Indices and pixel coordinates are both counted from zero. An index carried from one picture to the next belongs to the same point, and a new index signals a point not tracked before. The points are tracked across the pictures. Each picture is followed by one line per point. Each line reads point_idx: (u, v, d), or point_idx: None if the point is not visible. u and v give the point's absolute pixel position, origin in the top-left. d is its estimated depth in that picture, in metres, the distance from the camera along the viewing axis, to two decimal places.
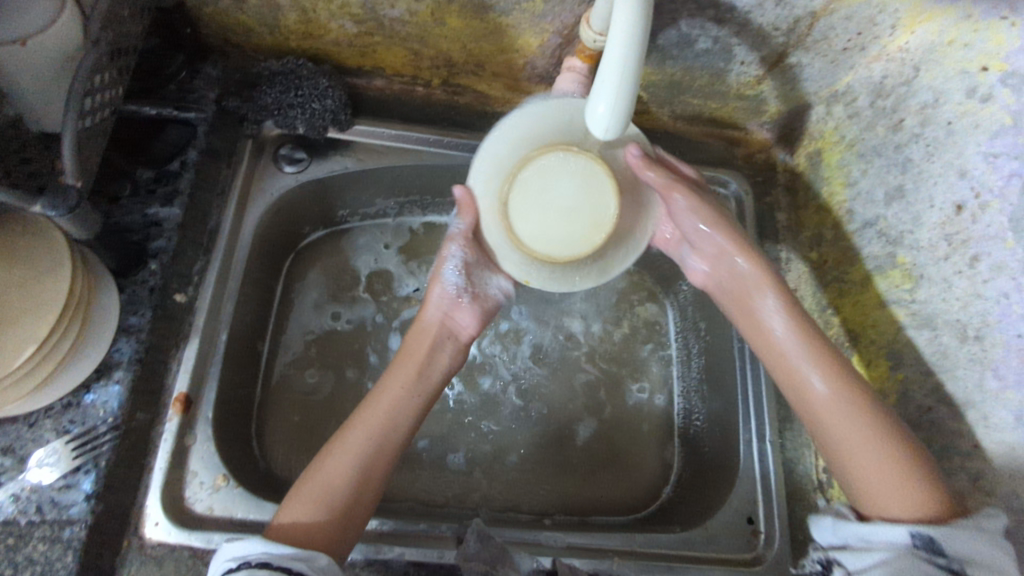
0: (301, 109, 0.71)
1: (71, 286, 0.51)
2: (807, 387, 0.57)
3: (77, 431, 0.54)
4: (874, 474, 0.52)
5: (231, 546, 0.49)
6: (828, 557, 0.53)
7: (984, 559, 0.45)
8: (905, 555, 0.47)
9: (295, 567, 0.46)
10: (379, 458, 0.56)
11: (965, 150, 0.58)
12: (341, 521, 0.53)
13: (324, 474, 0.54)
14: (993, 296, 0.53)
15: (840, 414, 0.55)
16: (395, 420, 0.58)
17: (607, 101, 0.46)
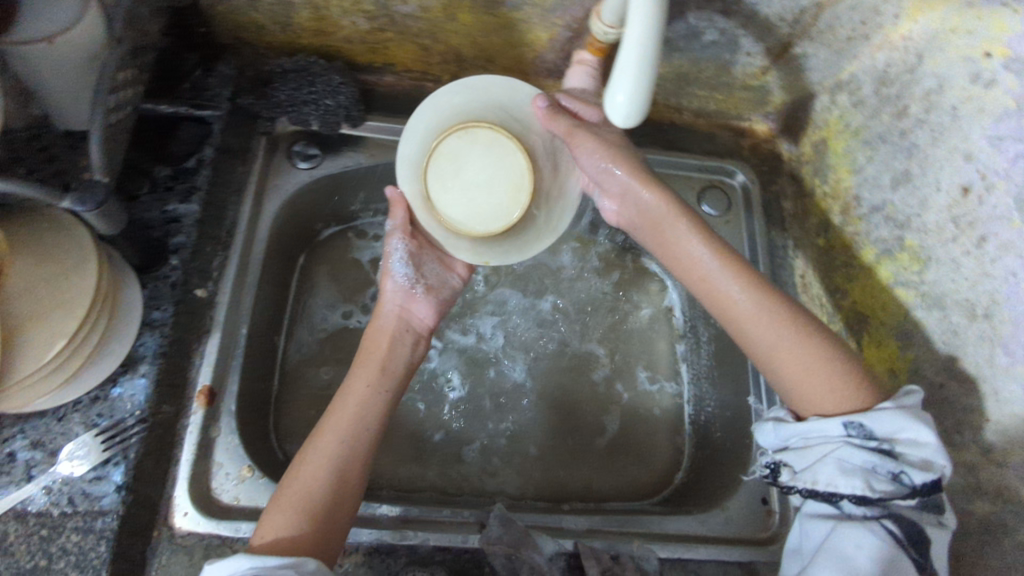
0: (314, 105, 0.73)
1: (99, 283, 0.51)
2: (728, 301, 0.59)
3: (105, 424, 0.55)
4: (807, 377, 0.55)
5: (214, 566, 0.48)
6: (774, 460, 0.56)
7: (907, 433, 0.49)
8: (839, 447, 0.50)
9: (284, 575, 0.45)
10: (355, 458, 0.55)
11: (970, 134, 0.59)
12: (325, 523, 0.52)
13: (299, 481, 0.54)
14: (1001, 275, 0.55)
15: (763, 320, 0.57)
16: (365, 417, 0.58)
17: (626, 90, 0.47)
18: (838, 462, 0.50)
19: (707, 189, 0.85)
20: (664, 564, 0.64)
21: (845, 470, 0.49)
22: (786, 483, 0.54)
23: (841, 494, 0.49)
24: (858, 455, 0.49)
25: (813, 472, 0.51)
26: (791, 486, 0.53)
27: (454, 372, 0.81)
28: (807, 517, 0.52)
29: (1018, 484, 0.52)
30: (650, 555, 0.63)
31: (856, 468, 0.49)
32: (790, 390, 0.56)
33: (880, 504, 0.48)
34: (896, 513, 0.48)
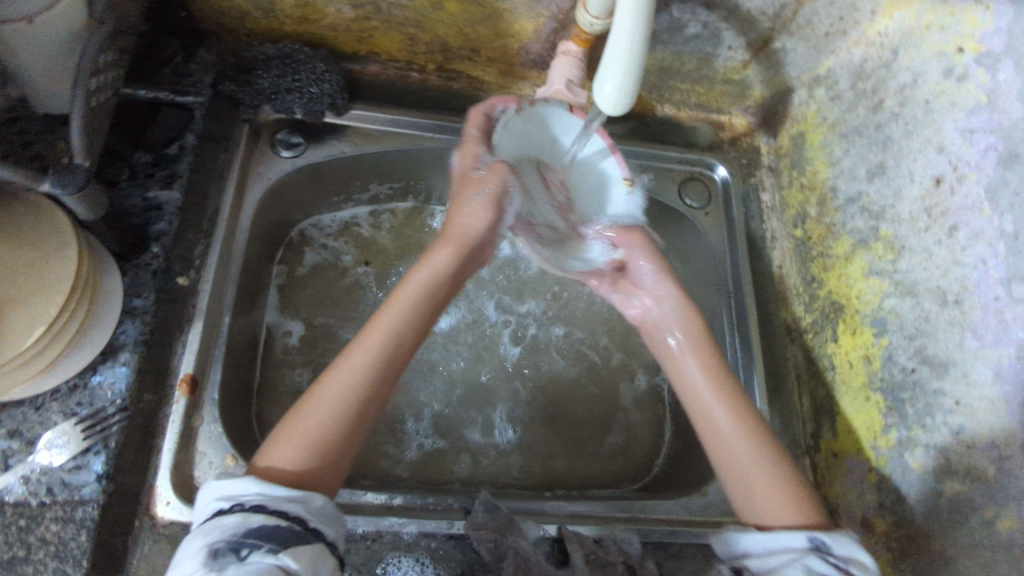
0: (298, 93, 0.71)
1: (79, 270, 0.50)
2: (712, 415, 0.59)
3: (85, 412, 0.54)
4: (775, 501, 0.54)
5: (218, 484, 0.47)
6: (736, 565, 0.53)
7: (863, 560, 0.48)
8: (805, 555, 0.49)
9: (291, 511, 0.46)
10: (382, 386, 0.54)
11: (943, 126, 0.61)
12: (336, 454, 0.51)
13: (323, 400, 0.52)
14: (971, 263, 0.57)
15: (746, 436, 0.57)
16: (393, 359, 0.55)
17: (614, 78, 0.48)
18: (803, 567, 0.48)
19: (690, 180, 0.87)
20: (647, 547, 0.64)
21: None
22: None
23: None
24: (822, 564, 0.48)
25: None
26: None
27: (436, 362, 0.81)
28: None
29: (984, 462, 0.54)
30: (631, 538, 0.64)
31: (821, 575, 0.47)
32: (747, 498, 0.55)
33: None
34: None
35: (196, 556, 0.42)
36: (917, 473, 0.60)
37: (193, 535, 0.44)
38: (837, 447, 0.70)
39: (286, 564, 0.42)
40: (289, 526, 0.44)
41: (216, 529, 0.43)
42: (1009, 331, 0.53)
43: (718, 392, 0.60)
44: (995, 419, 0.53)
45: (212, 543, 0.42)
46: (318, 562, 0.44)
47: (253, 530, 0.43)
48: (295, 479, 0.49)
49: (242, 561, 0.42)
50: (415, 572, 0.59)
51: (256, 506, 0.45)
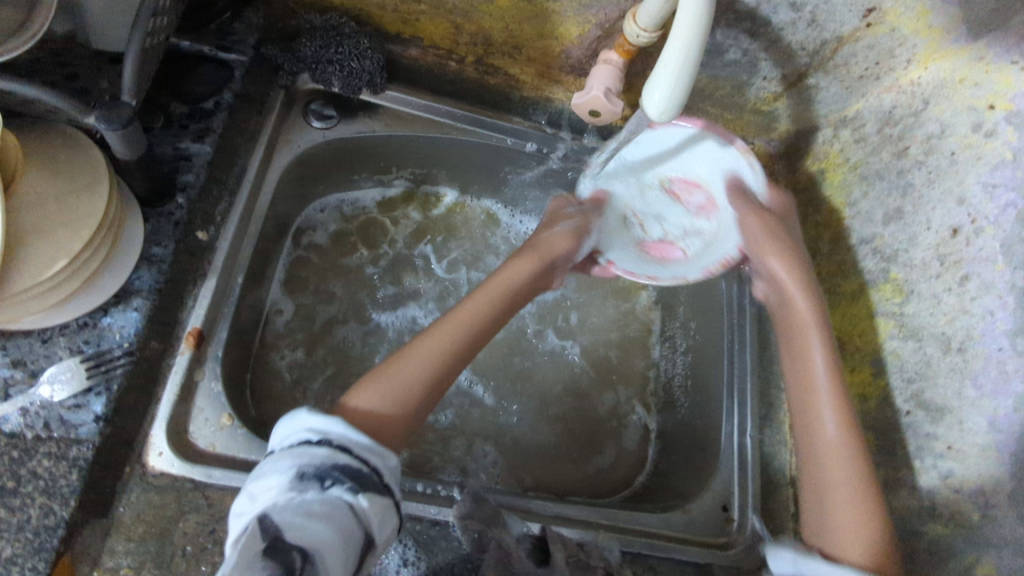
0: (338, 66, 0.72)
1: (106, 208, 0.50)
2: (819, 418, 0.58)
3: (91, 352, 0.54)
4: (852, 524, 0.52)
5: (311, 412, 0.47)
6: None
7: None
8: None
9: (371, 462, 0.45)
10: (455, 359, 0.57)
11: (965, 178, 0.63)
12: (409, 409, 0.53)
13: (398, 363, 0.54)
14: (980, 312, 0.58)
15: (845, 453, 0.55)
16: (470, 334, 0.59)
17: (661, 88, 0.50)
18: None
19: None
20: (625, 556, 0.64)
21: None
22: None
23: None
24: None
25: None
26: None
27: None
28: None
29: (970, 506, 0.55)
30: (613, 546, 0.64)
31: None
32: (823, 514, 0.54)
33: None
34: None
35: (282, 477, 0.42)
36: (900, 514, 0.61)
37: (279, 457, 0.44)
38: None
39: (361, 506, 0.43)
40: (370, 475, 0.45)
41: (305, 455, 0.43)
42: (1009, 382, 0.54)
43: (836, 402, 0.58)
44: (986, 464, 0.55)
45: (300, 467, 0.43)
46: (386, 516, 0.45)
47: (340, 467, 0.43)
48: (374, 426, 0.51)
49: (323, 491, 0.42)
50: (396, 553, 0.58)
51: (343, 445, 0.45)
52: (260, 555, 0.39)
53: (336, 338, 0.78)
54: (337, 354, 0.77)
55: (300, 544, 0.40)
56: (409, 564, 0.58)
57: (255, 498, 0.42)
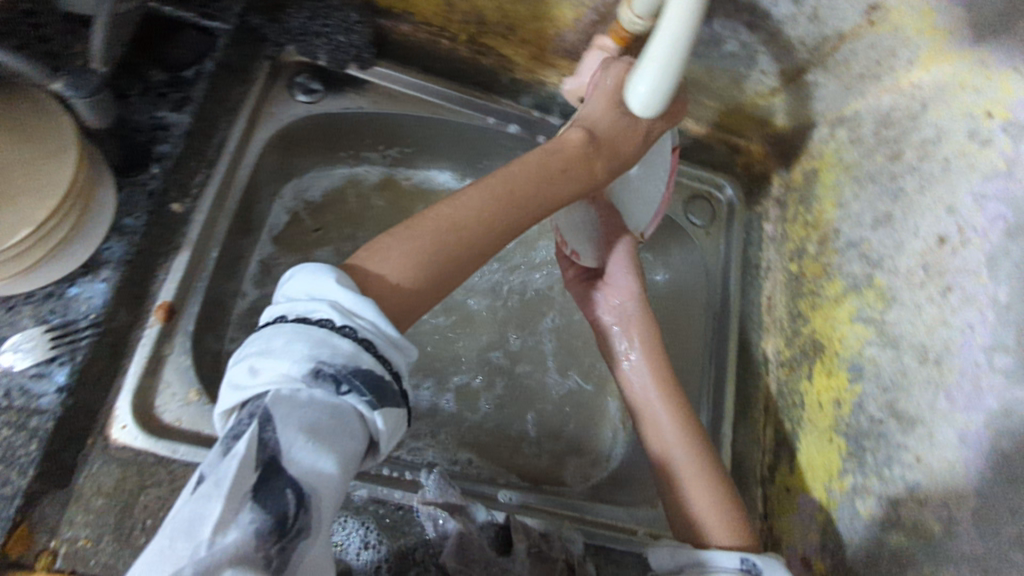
0: (326, 39, 0.72)
1: (75, 177, 0.50)
2: (659, 428, 0.63)
3: (56, 322, 0.54)
4: (709, 510, 0.57)
5: (338, 289, 0.41)
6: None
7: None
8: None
9: (392, 361, 0.41)
10: (496, 235, 0.52)
11: (958, 187, 0.61)
12: (434, 289, 0.49)
13: (440, 231, 0.49)
14: (959, 325, 0.57)
15: (689, 453, 0.61)
16: (523, 202, 0.54)
17: (648, 82, 0.50)
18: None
19: (695, 198, 0.91)
20: (588, 548, 0.64)
21: None
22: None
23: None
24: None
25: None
26: None
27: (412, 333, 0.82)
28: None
29: (933, 522, 0.55)
30: (576, 538, 0.64)
31: None
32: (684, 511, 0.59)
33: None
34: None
35: (296, 365, 0.37)
36: (864, 520, 0.61)
37: (304, 335, 0.38)
38: (794, 482, 0.72)
39: (375, 421, 0.39)
40: (391, 384, 0.40)
41: (326, 344, 0.38)
42: (982, 397, 0.53)
43: (669, 403, 0.64)
44: (952, 480, 0.54)
45: (318, 361, 0.37)
46: (397, 426, 0.41)
47: (354, 369, 0.38)
48: (398, 305, 0.46)
49: (337, 397, 0.37)
50: (358, 535, 0.59)
51: (368, 343, 0.39)
52: (249, 496, 0.33)
53: None
54: None
55: (295, 483, 0.34)
56: (372, 547, 0.59)
57: (258, 373, 0.37)
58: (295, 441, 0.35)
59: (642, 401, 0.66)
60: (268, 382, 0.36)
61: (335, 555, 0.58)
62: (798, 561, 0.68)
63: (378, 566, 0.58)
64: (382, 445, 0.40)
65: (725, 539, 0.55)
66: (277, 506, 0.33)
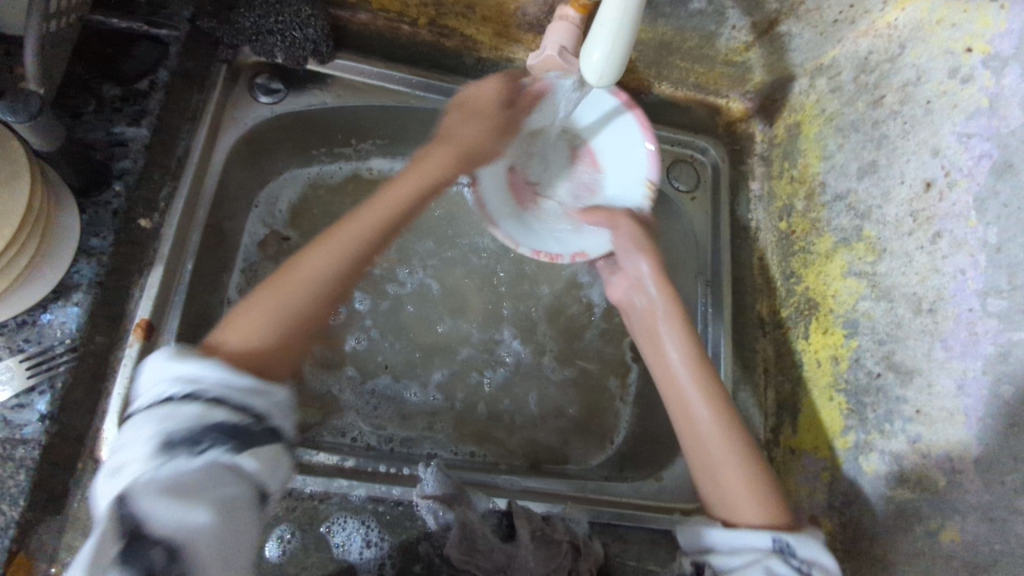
0: (280, 37, 0.69)
1: (29, 203, 0.48)
2: (690, 407, 0.57)
3: (32, 350, 0.53)
4: (743, 496, 0.52)
5: (174, 364, 0.43)
6: (698, 561, 0.52)
7: (824, 563, 0.49)
8: (768, 557, 0.48)
9: (253, 404, 0.43)
10: (338, 283, 0.54)
11: (940, 129, 0.59)
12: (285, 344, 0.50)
13: (286, 284, 0.51)
14: (950, 272, 0.55)
15: (720, 433, 0.55)
16: (361, 248, 0.55)
17: (602, 48, 0.48)
18: (765, 569, 0.48)
19: (678, 162, 0.86)
20: (595, 527, 0.64)
21: None
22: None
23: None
24: (784, 567, 0.48)
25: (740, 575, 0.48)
26: None
27: (401, 326, 0.80)
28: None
29: (935, 472, 0.54)
30: (580, 517, 0.63)
31: None
32: (717, 497, 0.54)
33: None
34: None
35: (145, 446, 0.39)
36: (868, 476, 0.60)
37: (151, 414, 0.41)
38: (796, 443, 0.70)
39: (244, 464, 0.40)
40: (248, 424, 0.42)
41: (172, 416, 0.40)
42: (978, 344, 0.52)
43: (698, 378, 0.57)
44: (951, 430, 0.53)
45: (166, 431, 0.39)
46: (272, 467, 0.43)
47: (213, 421, 0.40)
48: (255, 365, 0.47)
49: (195, 455, 0.39)
50: (359, 534, 0.58)
51: (217, 399, 0.42)
52: (118, 554, 0.33)
53: None
54: None
55: (164, 535, 0.34)
56: (374, 545, 0.58)
57: (118, 471, 0.39)
58: (153, 505, 0.36)
59: (669, 374, 0.59)
60: (126, 473, 0.38)
61: (337, 556, 0.57)
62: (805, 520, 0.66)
63: (382, 562, 0.58)
64: (267, 486, 0.42)
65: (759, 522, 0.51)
66: (144, 563, 0.34)
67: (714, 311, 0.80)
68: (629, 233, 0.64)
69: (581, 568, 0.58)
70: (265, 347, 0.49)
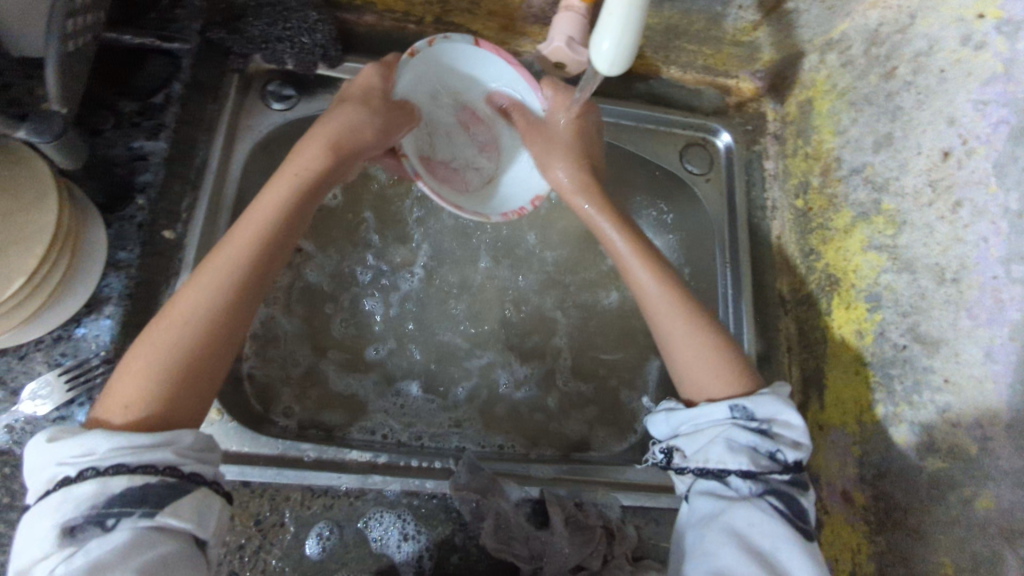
0: (289, 43, 0.72)
1: (59, 221, 0.50)
2: (637, 287, 0.62)
3: (69, 363, 0.54)
4: (697, 363, 0.58)
5: (54, 445, 0.44)
6: (668, 447, 0.57)
7: (784, 417, 0.53)
8: (727, 429, 0.52)
9: (155, 457, 0.44)
10: (229, 304, 0.52)
11: (956, 97, 0.59)
12: (194, 378, 0.50)
13: (162, 330, 0.50)
14: (973, 240, 0.55)
15: (666, 305, 0.60)
16: (238, 270, 0.53)
17: (611, 37, 0.48)
18: (726, 442, 0.52)
19: (692, 146, 0.85)
20: (627, 511, 0.64)
21: (732, 449, 0.52)
22: (679, 466, 0.55)
23: (729, 470, 0.51)
24: (743, 436, 0.52)
25: (705, 452, 0.53)
26: (684, 468, 0.55)
27: (424, 322, 0.81)
28: (697, 494, 0.53)
29: (968, 442, 0.54)
30: (613, 502, 0.64)
31: (742, 446, 0.51)
32: (679, 374, 0.59)
33: (762, 480, 0.50)
34: (777, 489, 0.50)
35: (48, 537, 0.41)
36: (898, 448, 0.60)
37: (44, 509, 0.42)
38: (824, 420, 0.70)
39: (163, 522, 0.42)
40: (156, 480, 0.43)
41: (67, 502, 0.41)
42: (1005, 310, 0.52)
43: (641, 263, 0.62)
44: (981, 397, 0.53)
45: (66, 520, 0.41)
46: (202, 509, 0.45)
47: (112, 496, 0.42)
48: (167, 417, 0.48)
49: (107, 533, 0.41)
50: (395, 527, 0.59)
51: (113, 469, 0.42)
52: None
53: (328, 322, 0.78)
54: (327, 336, 0.77)
55: None
56: (411, 537, 0.59)
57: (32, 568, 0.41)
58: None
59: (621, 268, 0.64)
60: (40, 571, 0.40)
61: (375, 549, 0.59)
62: (838, 496, 0.66)
63: (421, 554, 0.59)
64: (200, 532, 0.44)
65: (720, 386, 0.56)
66: None
67: (735, 293, 0.79)
68: (541, 147, 0.65)
69: (616, 551, 0.61)
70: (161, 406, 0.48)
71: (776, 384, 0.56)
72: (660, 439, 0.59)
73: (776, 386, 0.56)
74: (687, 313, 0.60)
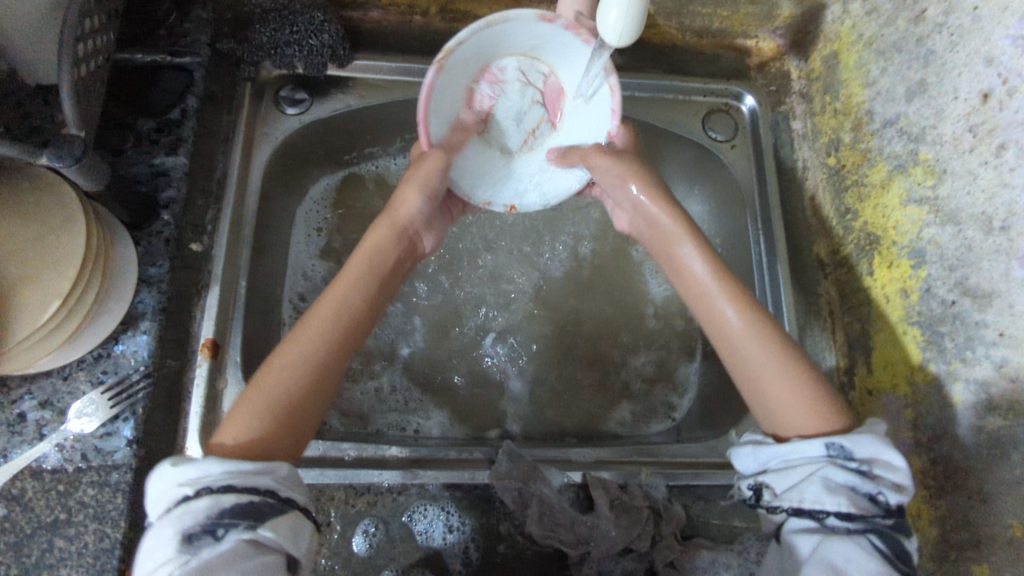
0: (298, 46, 0.71)
1: (88, 243, 0.50)
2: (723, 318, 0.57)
3: (111, 380, 0.55)
4: (788, 400, 0.52)
5: (174, 468, 0.44)
6: (755, 482, 0.50)
7: (886, 456, 0.46)
8: (824, 466, 0.46)
9: (262, 484, 0.44)
10: (327, 369, 0.53)
11: (993, 35, 0.55)
12: (284, 427, 0.50)
13: (268, 380, 0.51)
14: (1020, 185, 0.52)
15: (752, 334, 0.55)
16: (337, 344, 0.54)
17: (617, 6, 0.47)
18: (823, 480, 0.45)
19: (714, 112, 0.82)
20: (672, 491, 0.63)
21: (832, 489, 0.45)
22: (768, 505, 0.48)
23: (827, 511, 0.44)
24: (842, 474, 0.45)
25: (799, 492, 0.46)
26: (774, 507, 0.47)
27: (454, 314, 0.80)
28: (793, 533, 0.46)
29: None
30: (657, 482, 0.62)
31: (842, 487, 0.45)
32: (767, 412, 0.53)
33: (864, 521, 0.44)
34: (881, 530, 0.44)
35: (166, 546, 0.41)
36: (954, 409, 0.57)
37: (162, 525, 0.42)
38: (871, 384, 0.67)
39: (265, 538, 0.42)
40: (263, 501, 0.44)
41: (185, 513, 0.42)
42: None
43: (723, 289, 0.58)
44: None
45: (184, 530, 0.41)
46: (297, 529, 0.45)
47: (226, 510, 0.42)
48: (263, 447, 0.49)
49: (219, 541, 0.41)
50: (440, 520, 0.59)
51: (224, 486, 0.43)
52: None
53: None
54: None
55: None
56: (455, 529, 0.59)
57: None
58: None
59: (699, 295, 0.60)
60: None
61: (421, 543, 0.59)
62: None
63: (466, 545, 0.59)
64: (294, 552, 0.44)
65: (818, 425, 0.50)
66: None
67: (769, 260, 0.76)
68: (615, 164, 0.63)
69: (664, 531, 0.59)
70: (250, 447, 0.48)
71: (872, 421, 0.50)
72: (745, 476, 0.52)
73: (869, 423, 0.50)
74: (771, 337, 0.55)
